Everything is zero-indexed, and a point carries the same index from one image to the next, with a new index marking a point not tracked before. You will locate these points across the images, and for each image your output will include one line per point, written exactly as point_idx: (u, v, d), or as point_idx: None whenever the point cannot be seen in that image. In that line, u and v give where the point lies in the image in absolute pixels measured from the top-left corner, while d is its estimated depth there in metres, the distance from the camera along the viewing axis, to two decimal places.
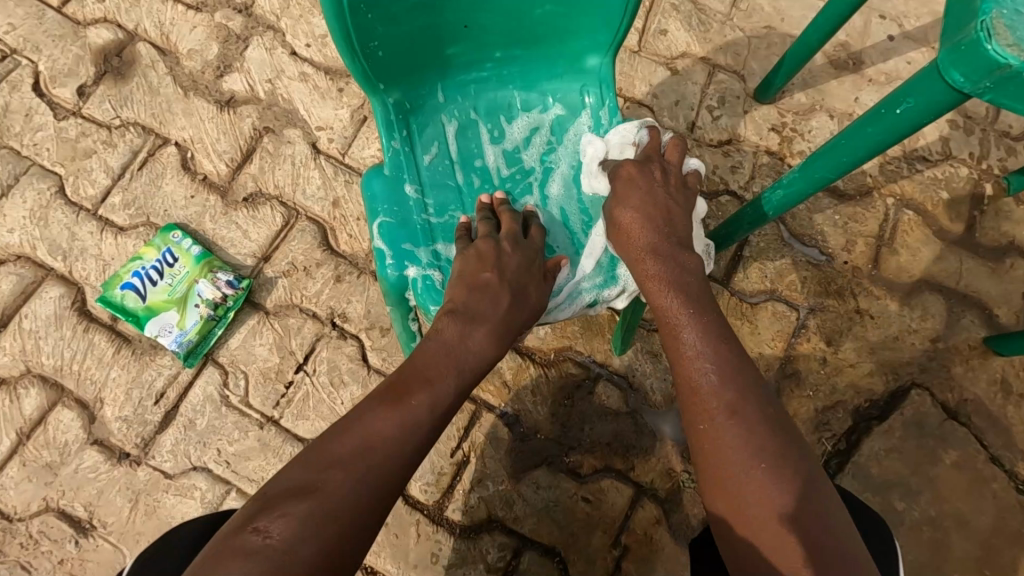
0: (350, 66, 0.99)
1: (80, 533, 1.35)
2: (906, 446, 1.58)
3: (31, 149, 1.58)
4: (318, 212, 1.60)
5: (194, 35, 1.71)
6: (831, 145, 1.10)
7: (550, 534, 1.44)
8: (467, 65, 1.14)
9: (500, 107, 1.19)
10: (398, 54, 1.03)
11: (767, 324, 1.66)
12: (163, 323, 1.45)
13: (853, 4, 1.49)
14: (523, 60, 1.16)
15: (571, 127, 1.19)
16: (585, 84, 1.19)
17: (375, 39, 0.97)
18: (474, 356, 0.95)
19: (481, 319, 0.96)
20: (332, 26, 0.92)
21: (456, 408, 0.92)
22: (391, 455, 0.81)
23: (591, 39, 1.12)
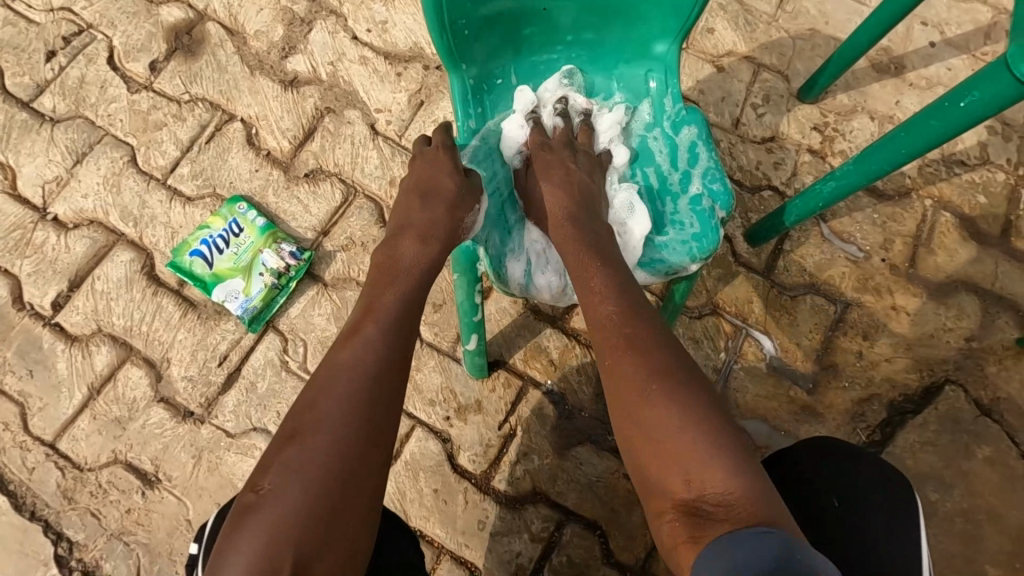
0: (436, 43, 1.03)
1: (147, 485, 1.40)
2: (939, 439, 1.62)
3: (105, 120, 1.65)
4: (376, 190, 1.66)
5: (261, 17, 1.78)
6: (889, 138, 1.19)
7: (592, 508, 1.49)
8: (538, 48, 1.18)
9: (566, 89, 1.22)
10: (480, 34, 1.07)
11: (806, 316, 1.71)
12: (229, 289, 1.51)
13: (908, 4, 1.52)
14: (592, 44, 1.20)
15: (634, 110, 1.21)
16: (649, 71, 1.22)
17: (463, 17, 1.01)
18: (410, 262, 1.03)
19: (405, 232, 1.06)
20: (426, 8, 0.97)
21: (412, 313, 0.99)
22: (354, 377, 0.88)
23: (659, 24, 1.15)
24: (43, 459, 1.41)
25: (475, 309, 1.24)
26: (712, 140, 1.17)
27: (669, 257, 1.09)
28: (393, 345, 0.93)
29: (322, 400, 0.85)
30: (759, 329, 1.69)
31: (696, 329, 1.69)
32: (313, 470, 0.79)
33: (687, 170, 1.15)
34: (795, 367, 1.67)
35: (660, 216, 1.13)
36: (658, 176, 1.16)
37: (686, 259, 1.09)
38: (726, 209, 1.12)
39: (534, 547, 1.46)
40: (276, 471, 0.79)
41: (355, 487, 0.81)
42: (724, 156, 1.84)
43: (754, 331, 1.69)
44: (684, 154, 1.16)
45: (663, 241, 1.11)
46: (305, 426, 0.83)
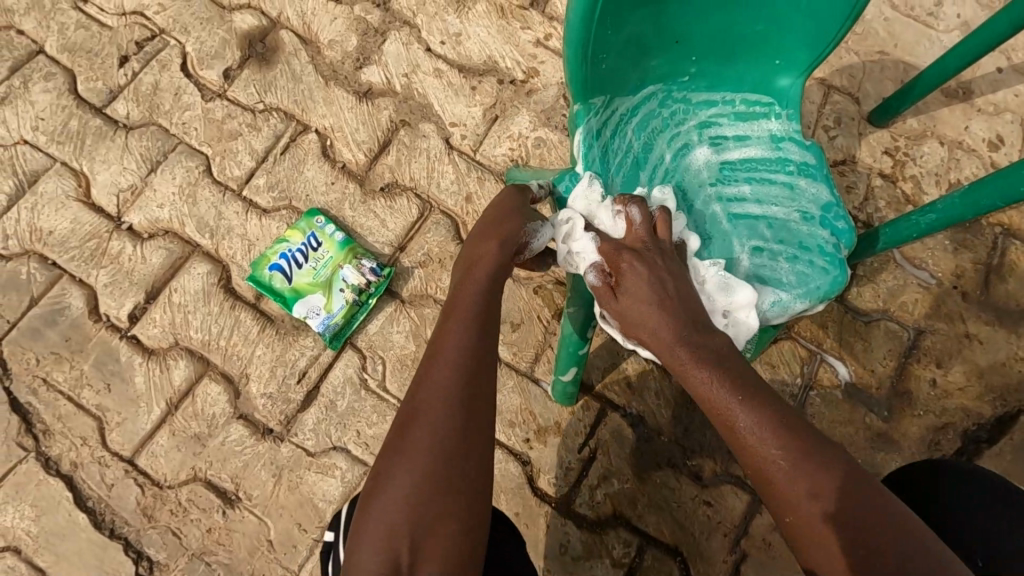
0: (573, 73, 1.03)
1: (227, 504, 1.38)
2: (1015, 470, 1.61)
3: (180, 128, 1.62)
4: (452, 205, 1.65)
5: (335, 26, 1.76)
6: (982, 182, 1.24)
7: (673, 534, 1.48)
8: (662, 80, 1.17)
9: (683, 118, 1.20)
10: (615, 68, 1.08)
11: (879, 342, 1.70)
12: (310, 305, 1.48)
13: (1012, 28, 1.50)
14: (713, 76, 1.20)
15: (753, 138, 1.20)
16: (768, 103, 1.22)
17: (603, 51, 1.02)
18: (482, 259, 1.02)
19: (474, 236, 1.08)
20: (572, 31, 0.96)
21: (493, 304, 0.99)
22: (445, 374, 0.91)
23: (786, 58, 1.16)
24: (122, 475, 1.38)
25: (586, 338, 1.29)
26: (830, 176, 1.18)
27: (799, 294, 1.08)
28: (480, 340, 0.95)
29: (423, 396, 0.91)
30: (833, 354, 1.68)
31: (770, 354, 1.68)
32: (421, 464, 0.86)
33: (810, 206, 1.15)
34: (868, 393, 1.66)
35: (790, 250, 1.12)
36: (787, 209, 1.15)
37: (815, 297, 1.08)
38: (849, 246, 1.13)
39: (615, 572, 1.44)
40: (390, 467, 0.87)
41: (459, 477, 0.86)
42: None
43: (829, 356, 1.68)
44: (809, 187, 1.16)
45: (794, 277, 1.10)
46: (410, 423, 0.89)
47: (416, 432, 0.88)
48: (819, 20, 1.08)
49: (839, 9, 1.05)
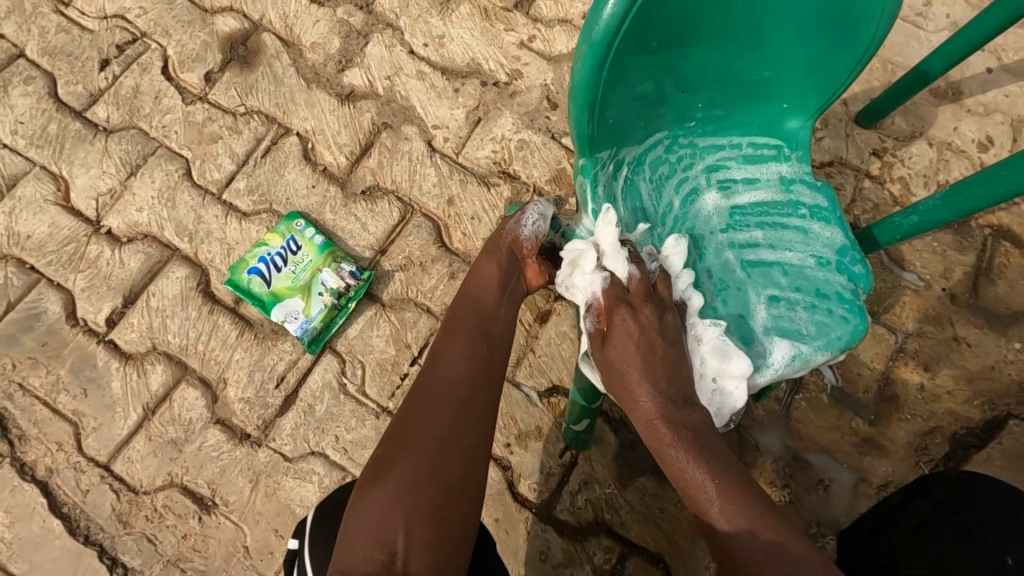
0: (579, 130, 1.00)
1: (203, 510, 1.37)
2: (1005, 476, 1.58)
3: (160, 131, 1.61)
4: (434, 208, 1.64)
5: (317, 29, 1.75)
6: (969, 181, 1.21)
7: (656, 541, 1.45)
8: (669, 127, 1.14)
9: (690, 163, 1.17)
10: (622, 121, 1.05)
11: (866, 346, 1.68)
12: (289, 309, 1.47)
13: (992, 29, 1.50)
14: (721, 122, 1.16)
15: (761, 181, 1.17)
16: (778, 146, 1.18)
17: (610, 104, 0.99)
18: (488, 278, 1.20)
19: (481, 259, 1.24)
20: (581, 84, 0.93)
21: (496, 319, 1.16)
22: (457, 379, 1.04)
23: (797, 102, 1.13)
24: (97, 481, 1.37)
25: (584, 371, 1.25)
26: (844, 218, 1.14)
27: (820, 346, 1.03)
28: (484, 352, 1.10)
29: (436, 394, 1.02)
30: (819, 358, 1.67)
31: None
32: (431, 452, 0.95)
33: (824, 251, 1.11)
34: (856, 397, 1.64)
35: (807, 297, 1.08)
36: (800, 254, 1.11)
37: (836, 348, 1.04)
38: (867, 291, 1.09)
39: None
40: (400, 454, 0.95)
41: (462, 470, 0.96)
42: None
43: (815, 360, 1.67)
44: (822, 232, 1.13)
45: (813, 328, 1.05)
46: (423, 417, 1.00)
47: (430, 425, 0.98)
48: (831, 62, 1.04)
49: (850, 52, 1.02)
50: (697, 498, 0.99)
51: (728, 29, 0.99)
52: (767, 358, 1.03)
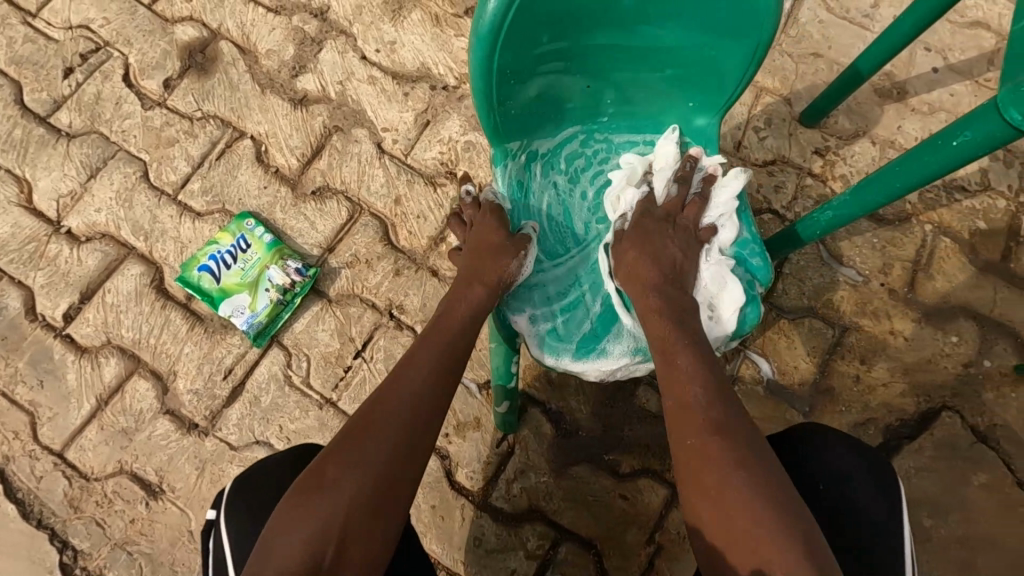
0: (484, 120, 1.08)
1: (151, 496, 1.43)
2: (936, 465, 1.62)
3: (120, 136, 1.69)
4: (382, 208, 1.70)
5: (273, 36, 1.82)
6: (885, 170, 1.17)
7: (588, 527, 1.50)
8: (582, 121, 1.21)
9: (603, 155, 1.24)
10: (527, 114, 1.12)
11: (804, 339, 1.72)
12: (236, 304, 1.54)
13: (907, 35, 1.56)
14: (632, 116, 1.24)
15: (673, 173, 1.22)
16: (690, 138, 1.23)
17: (510, 98, 1.06)
18: (468, 301, 1.12)
19: (471, 281, 1.14)
20: (477, 81, 1.01)
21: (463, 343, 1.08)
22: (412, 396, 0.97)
23: (702, 100, 1.19)
24: (50, 468, 1.44)
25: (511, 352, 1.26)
26: (750, 209, 1.18)
27: (706, 331, 1.09)
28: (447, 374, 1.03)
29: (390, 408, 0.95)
30: (756, 351, 1.71)
31: None
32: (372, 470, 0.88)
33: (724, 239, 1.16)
34: (791, 389, 1.68)
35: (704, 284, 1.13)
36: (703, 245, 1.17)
37: (723, 333, 1.09)
38: (766, 283, 1.12)
39: (529, 565, 1.47)
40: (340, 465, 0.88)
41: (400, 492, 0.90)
42: None
43: (752, 352, 1.71)
44: (725, 223, 1.17)
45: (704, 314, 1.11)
46: (371, 430, 0.92)
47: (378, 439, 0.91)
48: (727, 71, 1.10)
49: (742, 60, 1.08)
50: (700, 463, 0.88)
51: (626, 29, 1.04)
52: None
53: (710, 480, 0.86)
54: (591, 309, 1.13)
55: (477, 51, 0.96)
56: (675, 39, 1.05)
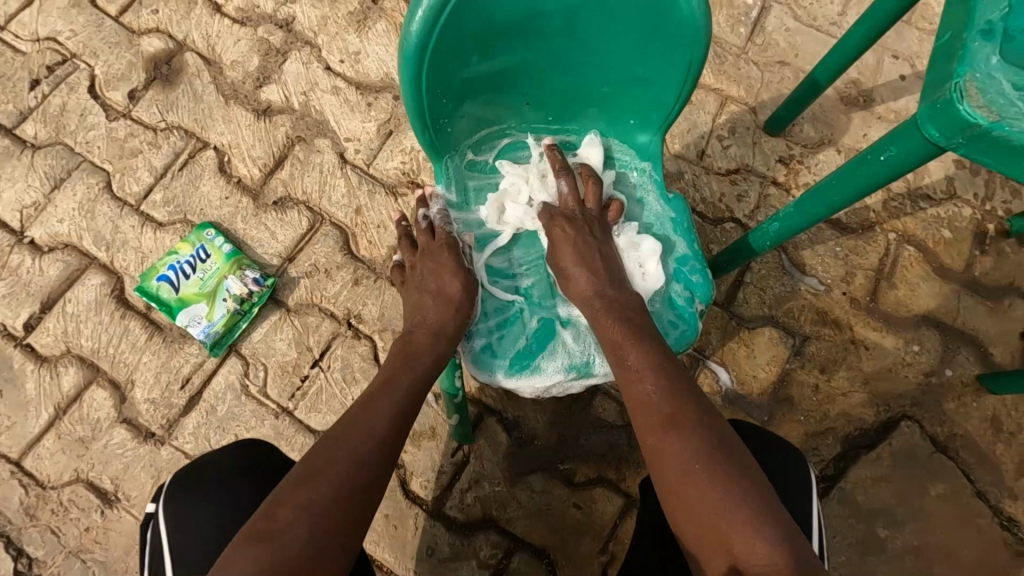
0: (419, 136, 1.09)
1: (106, 504, 1.45)
2: (893, 475, 1.62)
3: (84, 147, 1.71)
4: (343, 218, 1.71)
5: (238, 48, 1.84)
6: (824, 184, 1.16)
7: (541, 536, 1.51)
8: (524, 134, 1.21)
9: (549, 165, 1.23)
10: (463, 127, 1.14)
11: (763, 349, 1.72)
12: (193, 314, 1.56)
13: (858, 46, 1.56)
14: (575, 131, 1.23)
15: (618, 192, 1.23)
16: (634, 153, 1.23)
17: (443, 114, 1.07)
18: (421, 348, 1.13)
19: (418, 325, 1.16)
20: (408, 99, 1.01)
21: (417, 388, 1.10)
22: (365, 438, 0.98)
23: (643, 118, 1.18)
24: (8, 476, 1.46)
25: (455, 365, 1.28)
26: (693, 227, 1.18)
27: None
28: (399, 417, 1.04)
29: (342, 451, 0.95)
30: (716, 361, 1.71)
31: None
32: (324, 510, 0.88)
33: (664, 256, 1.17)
34: (749, 399, 1.68)
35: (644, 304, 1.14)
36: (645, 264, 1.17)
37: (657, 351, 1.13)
38: (704, 300, 1.14)
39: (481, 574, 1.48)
40: (290, 508, 0.87)
41: (349, 532, 0.89)
42: (687, 187, 1.86)
43: (711, 362, 1.71)
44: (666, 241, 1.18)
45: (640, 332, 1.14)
46: (323, 473, 0.92)
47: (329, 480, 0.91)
48: (662, 88, 1.10)
49: (675, 78, 1.08)
50: (677, 472, 0.90)
51: (558, 45, 1.04)
52: (591, 361, 1.11)
53: (670, 473, 0.92)
54: (527, 325, 1.12)
55: (404, 67, 0.97)
56: (607, 57, 1.06)
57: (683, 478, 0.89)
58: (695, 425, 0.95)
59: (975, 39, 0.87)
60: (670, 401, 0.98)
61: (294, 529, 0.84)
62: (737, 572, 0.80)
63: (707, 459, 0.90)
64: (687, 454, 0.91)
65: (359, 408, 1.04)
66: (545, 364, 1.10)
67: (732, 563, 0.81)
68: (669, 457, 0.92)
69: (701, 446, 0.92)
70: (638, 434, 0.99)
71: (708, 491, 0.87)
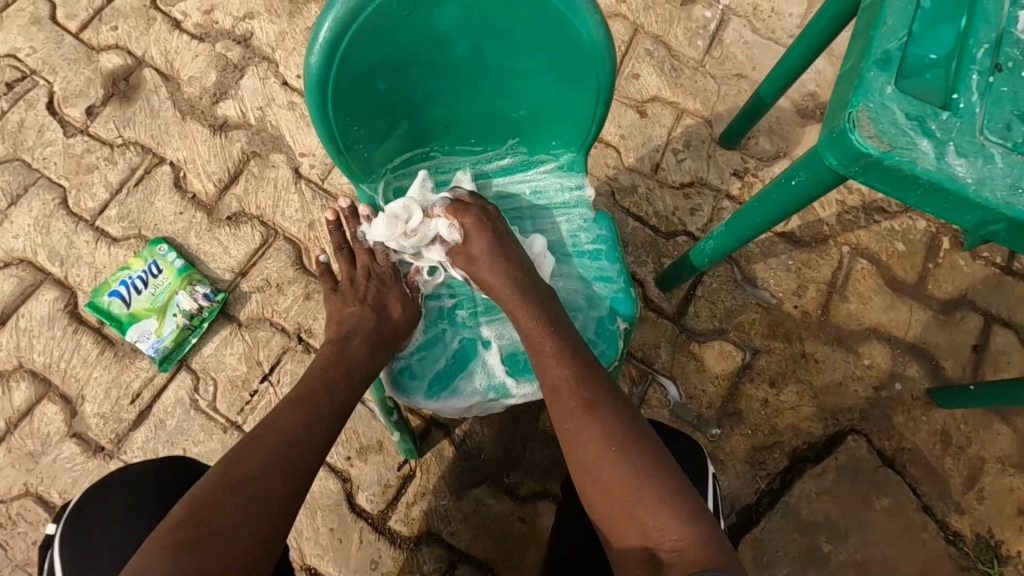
0: (337, 162, 1.10)
1: (54, 517, 1.48)
2: (838, 489, 1.63)
3: (41, 163, 1.74)
4: (295, 232, 1.72)
5: (195, 63, 1.85)
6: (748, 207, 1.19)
7: (484, 550, 1.52)
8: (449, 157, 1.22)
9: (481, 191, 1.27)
10: (383, 152, 1.13)
11: (713, 362, 1.73)
12: (142, 329, 1.58)
13: (803, 60, 1.55)
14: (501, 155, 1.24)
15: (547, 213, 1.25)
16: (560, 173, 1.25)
17: (358, 141, 1.07)
18: (360, 356, 1.12)
19: (355, 333, 1.15)
20: (318, 125, 1.02)
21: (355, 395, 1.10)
22: (302, 445, 0.98)
23: (564, 138, 1.20)
24: None
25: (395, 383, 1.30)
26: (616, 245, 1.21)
27: None
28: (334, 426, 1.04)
29: (278, 457, 0.95)
30: (665, 374, 1.72)
31: None
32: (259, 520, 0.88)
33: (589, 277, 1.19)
34: (697, 412, 1.70)
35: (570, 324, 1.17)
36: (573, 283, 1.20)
37: None
38: (627, 318, 1.16)
39: None
40: (223, 514, 0.86)
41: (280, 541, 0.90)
42: (641, 201, 1.87)
43: (661, 376, 1.72)
44: (591, 262, 1.21)
45: None
46: (258, 479, 0.91)
47: (263, 487, 0.91)
48: (577, 106, 1.11)
49: (588, 96, 1.09)
50: (593, 457, 0.95)
51: (468, 71, 1.04)
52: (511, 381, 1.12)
53: (587, 454, 0.96)
54: (448, 345, 1.16)
55: (310, 94, 0.98)
56: (519, 78, 1.06)
57: (602, 467, 0.94)
58: (614, 414, 0.99)
59: (871, 69, 0.88)
60: (581, 386, 1.01)
61: (228, 539, 0.84)
62: (655, 551, 0.86)
63: (621, 445, 0.95)
64: (604, 442, 0.96)
65: (297, 409, 1.03)
66: (464, 384, 1.12)
67: (649, 542, 0.87)
68: (590, 444, 0.97)
69: (611, 435, 0.96)
70: (556, 420, 1.02)
71: (619, 475, 0.92)
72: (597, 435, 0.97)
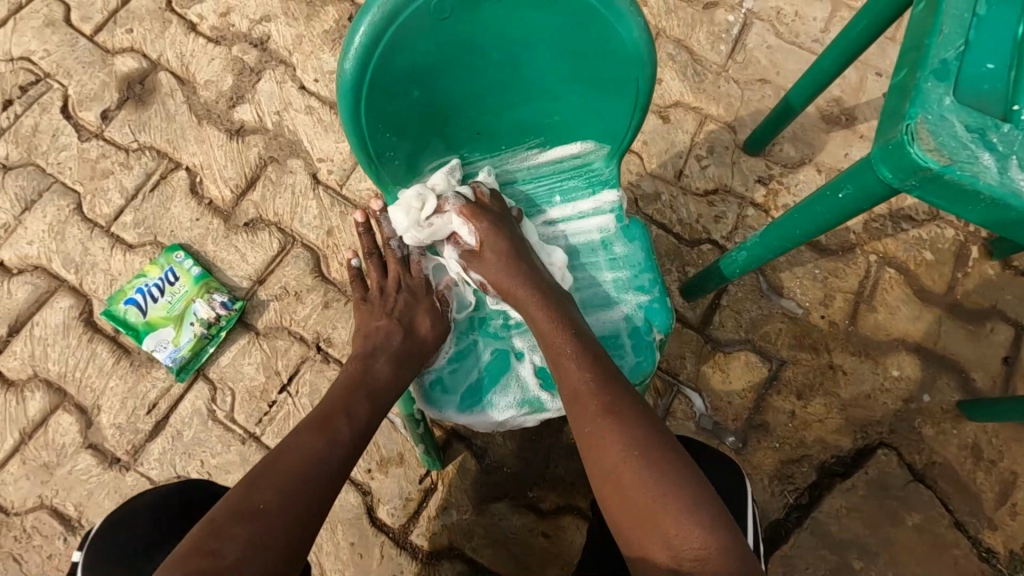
0: (367, 170, 1.06)
1: (69, 530, 1.45)
2: (867, 505, 1.60)
3: (55, 167, 1.71)
4: (314, 239, 1.69)
5: (211, 67, 1.82)
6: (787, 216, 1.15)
7: (506, 566, 1.49)
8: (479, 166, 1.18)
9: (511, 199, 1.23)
10: (414, 161, 1.10)
11: (738, 374, 1.70)
12: (159, 338, 1.55)
13: (836, 66, 1.52)
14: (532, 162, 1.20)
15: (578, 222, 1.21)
16: (591, 180, 1.21)
17: (389, 149, 1.04)
18: (383, 379, 1.09)
19: (380, 352, 1.12)
20: (351, 132, 0.98)
21: (375, 418, 1.06)
22: (316, 471, 0.94)
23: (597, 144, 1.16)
24: None
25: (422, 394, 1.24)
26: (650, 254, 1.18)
27: None
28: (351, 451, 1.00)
29: (292, 484, 0.90)
30: (689, 385, 1.69)
31: None
32: (267, 550, 0.83)
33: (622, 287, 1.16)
34: (723, 425, 1.66)
35: (601, 328, 1.14)
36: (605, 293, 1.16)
37: None
38: (663, 328, 1.13)
39: None
40: (232, 543, 0.81)
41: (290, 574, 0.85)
42: (665, 208, 1.84)
43: (686, 388, 1.69)
44: (623, 271, 1.17)
45: None
46: (269, 508, 0.87)
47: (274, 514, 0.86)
48: (614, 111, 1.08)
49: (625, 100, 1.06)
50: (616, 463, 0.91)
51: (503, 75, 1.01)
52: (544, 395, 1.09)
53: (607, 458, 0.92)
54: (480, 358, 1.12)
55: (342, 103, 0.94)
56: (555, 81, 1.03)
57: (623, 473, 0.90)
58: (632, 416, 0.95)
59: (928, 79, 0.85)
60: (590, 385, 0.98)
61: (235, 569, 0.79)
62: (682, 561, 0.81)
63: (640, 451, 0.91)
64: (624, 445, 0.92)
65: (313, 433, 0.99)
66: (497, 399, 1.09)
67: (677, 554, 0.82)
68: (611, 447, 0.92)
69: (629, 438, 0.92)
70: (574, 423, 0.98)
71: (643, 481, 0.88)
72: (612, 439, 0.93)
